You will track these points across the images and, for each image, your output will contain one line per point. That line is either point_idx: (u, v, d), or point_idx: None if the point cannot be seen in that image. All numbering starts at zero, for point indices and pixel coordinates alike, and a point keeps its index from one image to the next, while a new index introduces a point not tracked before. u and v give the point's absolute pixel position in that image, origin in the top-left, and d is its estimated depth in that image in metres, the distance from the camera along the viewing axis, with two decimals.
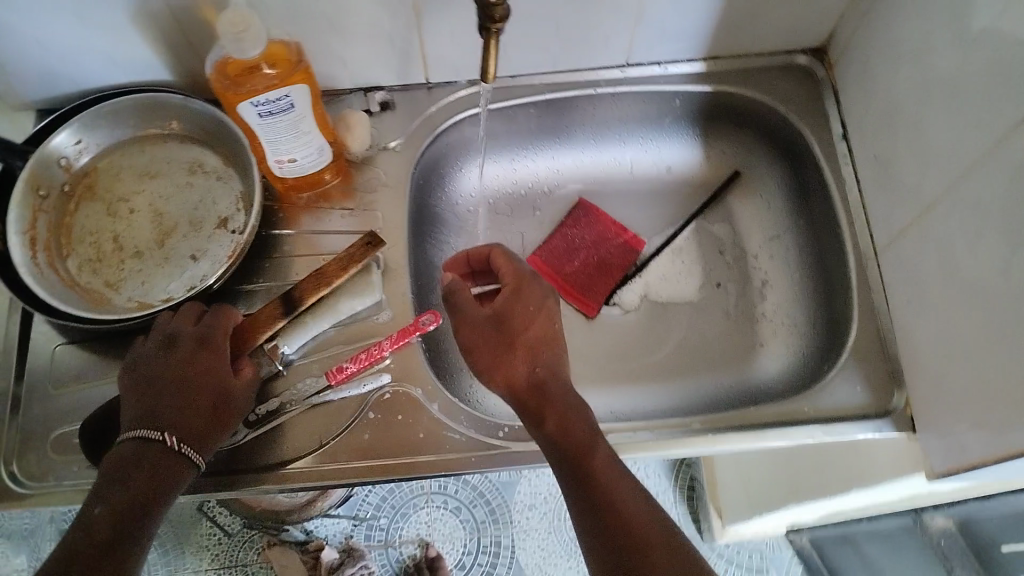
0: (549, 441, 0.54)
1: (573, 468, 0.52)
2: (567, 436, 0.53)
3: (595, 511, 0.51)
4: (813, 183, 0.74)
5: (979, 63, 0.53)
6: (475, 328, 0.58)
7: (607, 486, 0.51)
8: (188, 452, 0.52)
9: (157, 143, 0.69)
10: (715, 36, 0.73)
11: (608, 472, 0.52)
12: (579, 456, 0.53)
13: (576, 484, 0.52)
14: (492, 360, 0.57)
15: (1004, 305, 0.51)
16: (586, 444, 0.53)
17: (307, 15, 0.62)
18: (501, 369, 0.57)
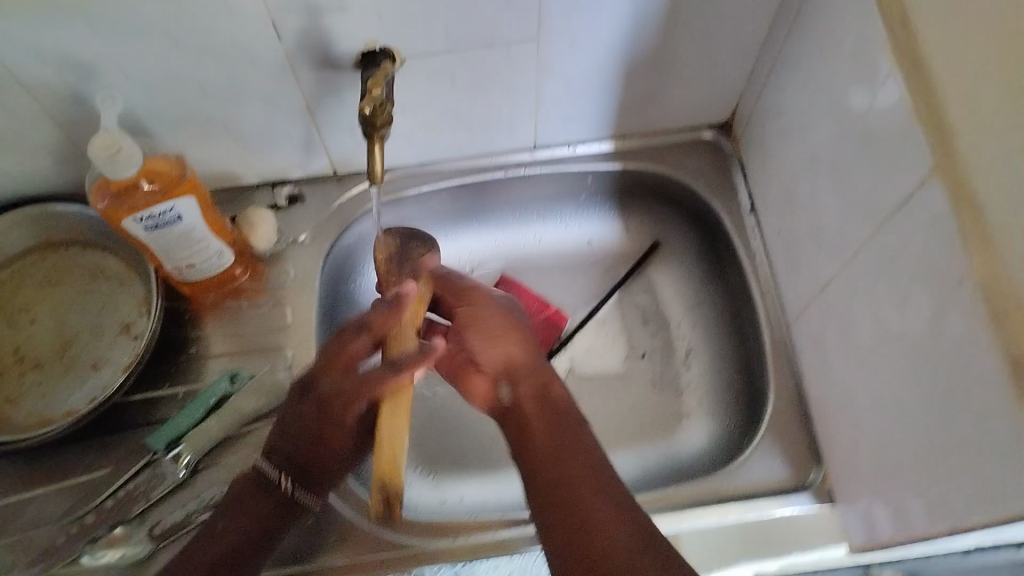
0: (545, 442, 0.52)
1: (563, 474, 0.50)
2: (563, 440, 0.52)
3: (581, 519, 0.47)
4: (726, 255, 0.76)
5: (859, 148, 0.54)
6: (491, 313, 0.58)
7: (596, 499, 0.48)
8: (301, 497, 0.55)
9: (59, 250, 0.69)
10: (618, 114, 0.73)
11: (599, 479, 0.49)
12: (572, 462, 0.50)
13: (563, 493, 0.49)
14: (506, 341, 0.57)
15: (900, 388, 0.51)
16: (581, 454, 0.51)
17: (202, 123, 0.62)
18: (514, 354, 0.56)
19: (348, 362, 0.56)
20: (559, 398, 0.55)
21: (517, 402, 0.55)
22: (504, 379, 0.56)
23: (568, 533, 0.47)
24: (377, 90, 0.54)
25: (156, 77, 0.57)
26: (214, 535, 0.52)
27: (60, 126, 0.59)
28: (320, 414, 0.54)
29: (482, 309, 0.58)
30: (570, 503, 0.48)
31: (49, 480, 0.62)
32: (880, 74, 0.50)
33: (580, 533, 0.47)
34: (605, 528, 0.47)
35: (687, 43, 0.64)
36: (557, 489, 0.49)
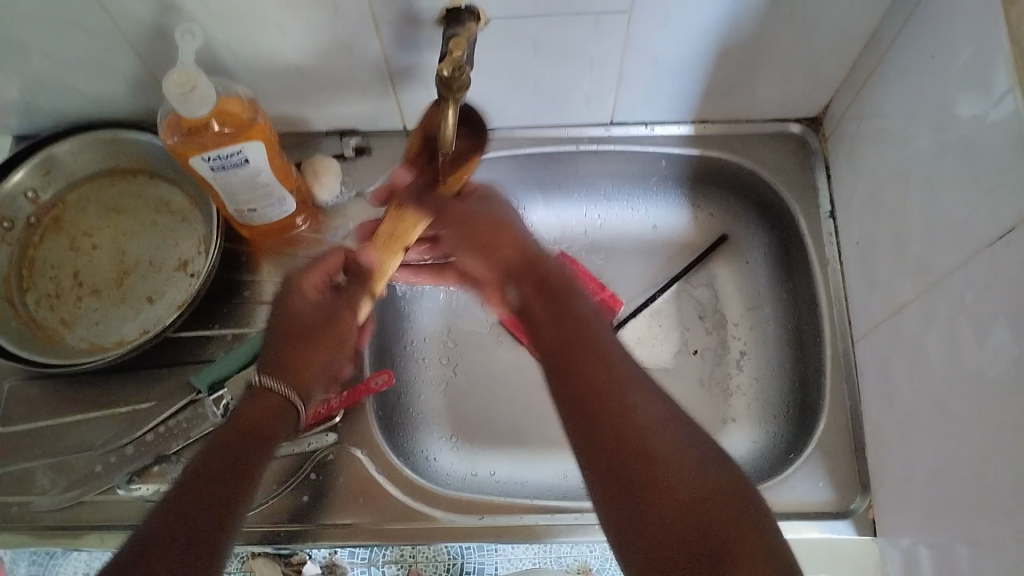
0: (546, 314, 0.54)
1: (581, 371, 0.48)
2: (572, 326, 0.52)
3: (593, 406, 0.46)
4: (796, 259, 0.73)
5: (958, 169, 0.50)
6: (482, 205, 0.60)
7: (615, 375, 0.47)
8: (290, 395, 0.55)
9: (127, 177, 0.69)
10: (703, 99, 0.70)
11: (613, 362, 0.48)
12: (575, 322, 0.52)
13: (578, 385, 0.47)
14: (493, 230, 0.60)
15: (966, 429, 0.49)
16: (594, 324, 0.52)
17: (278, 68, 0.61)
18: (501, 249, 0.59)
19: (323, 270, 0.61)
20: (556, 280, 0.57)
21: (524, 302, 0.57)
22: (508, 281, 0.59)
23: (585, 425, 0.45)
24: (459, 51, 0.51)
25: (238, 19, 0.56)
26: (212, 447, 0.49)
27: (137, 54, 0.58)
28: (286, 339, 0.56)
29: (476, 209, 0.60)
30: (580, 387, 0.47)
31: (95, 404, 0.64)
32: (997, 91, 0.46)
33: (599, 420, 0.45)
34: (624, 411, 0.45)
35: (787, 32, 0.61)
36: (574, 376, 0.48)
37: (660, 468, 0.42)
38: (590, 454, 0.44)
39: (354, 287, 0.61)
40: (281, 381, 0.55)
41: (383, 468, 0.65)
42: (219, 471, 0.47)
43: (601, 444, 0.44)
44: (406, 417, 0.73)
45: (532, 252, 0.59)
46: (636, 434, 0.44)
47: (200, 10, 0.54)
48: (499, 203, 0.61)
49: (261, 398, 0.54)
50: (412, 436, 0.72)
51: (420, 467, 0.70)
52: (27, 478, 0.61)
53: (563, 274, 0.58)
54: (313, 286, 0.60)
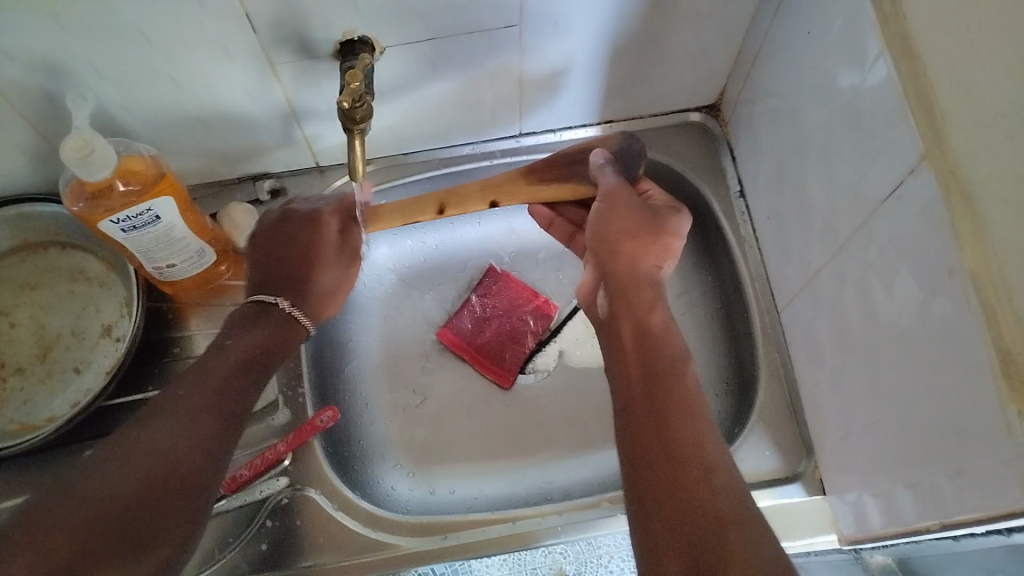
0: (642, 362, 0.54)
1: (664, 433, 0.49)
2: (654, 365, 0.53)
3: (654, 470, 0.47)
4: (716, 241, 0.75)
5: (847, 134, 0.53)
6: (622, 212, 0.59)
7: (680, 425, 0.49)
8: (299, 315, 0.62)
9: (39, 249, 0.67)
10: (605, 99, 0.72)
11: (694, 427, 0.49)
12: (664, 374, 0.53)
13: (654, 432, 0.49)
14: (623, 232, 0.59)
15: (890, 380, 0.51)
16: (674, 376, 0.52)
17: (181, 121, 0.61)
18: (619, 264, 0.59)
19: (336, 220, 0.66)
20: (660, 326, 0.56)
21: (615, 318, 0.59)
22: (602, 288, 0.61)
23: (656, 459, 0.48)
24: (356, 82, 0.51)
25: (130, 77, 0.55)
26: (224, 383, 0.54)
27: (30, 125, 0.57)
28: (296, 268, 0.63)
29: (622, 208, 0.60)
30: (652, 445, 0.49)
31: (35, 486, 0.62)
32: (869, 57, 0.49)
33: (664, 454, 0.48)
34: (703, 474, 0.46)
35: (673, 27, 0.63)
36: (650, 421, 0.50)
37: (701, 503, 0.44)
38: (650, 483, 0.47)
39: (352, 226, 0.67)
40: (305, 314, 0.63)
41: (340, 503, 0.64)
42: (230, 414, 0.52)
43: (660, 484, 0.46)
44: (357, 451, 0.72)
45: (640, 278, 0.59)
46: (703, 493, 0.45)
47: (90, 72, 0.54)
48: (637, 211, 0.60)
49: (287, 329, 0.61)
50: (365, 470, 0.71)
51: (378, 499, 0.69)
52: None
53: (667, 325, 0.57)
54: (331, 228, 0.65)
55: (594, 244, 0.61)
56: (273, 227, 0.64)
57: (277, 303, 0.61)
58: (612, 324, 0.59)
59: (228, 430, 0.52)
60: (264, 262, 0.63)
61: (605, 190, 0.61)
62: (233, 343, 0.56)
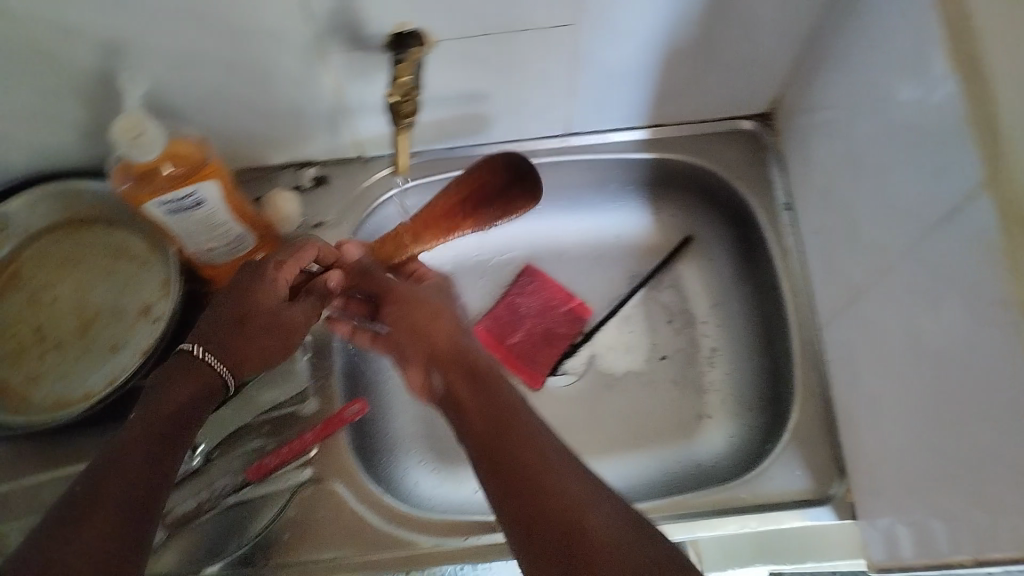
0: (476, 422, 0.54)
1: (524, 483, 0.48)
2: (502, 427, 0.52)
3: (544, 528, 0.45)
4: (758, 252, 0.74)
5: (905, 154, 0.52)
6: (418, 301, 0.63)
7: (540, 474, 0.48)
8: (210, 359, 0.54)
9: (84, 227, 0.68)
10: (652, 103, 0.71)
11: (551, 473, 0.48)
12: (506, 433, 0.51)
13: (510, 482, 0.48)
14: (433, 314, 0.62)
15: (931, 408, 0.50)
16: (516, 430, 0.52)
17: (229, 106, 0.61)
18: (436, 340, 0.61)
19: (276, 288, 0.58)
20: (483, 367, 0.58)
21: (450, 388, 0.58)
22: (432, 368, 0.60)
23: (521, 528, 0.46)
24: (406, 77, 0.53)
25: (182, 61, 0.55)
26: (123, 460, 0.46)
27: (83, 103, 0.58)
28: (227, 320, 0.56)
29: (416, 298, 0.63)
30: (524, 498, 0.47)
31: (70, 459, 0.63)
32: (933, 75, 0.47)
33: (530, 508, 0.46)
34: (580, 520, 0.45)
35: (729, 34, 0.62)
36: (510, 478, 0.48)
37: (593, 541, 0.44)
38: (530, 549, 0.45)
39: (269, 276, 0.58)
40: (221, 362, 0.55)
41: (362, 497, 0.64)
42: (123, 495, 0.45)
43: (538, 527, 0.45)
44: (382, 444, 0.72)
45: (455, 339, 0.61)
46: (584, 530, 0.44)
47: (145, 52, 0.54)
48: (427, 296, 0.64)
49: (196, 376, 0.53)
50: (390, 462, 0.71)
51: (402, 493, 0.69)
52: None
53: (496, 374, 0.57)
54: (281, 281, 0.58)
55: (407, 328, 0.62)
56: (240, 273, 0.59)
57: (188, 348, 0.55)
58: (449, 395, 0.58)
59: (143, 523, 0.45)
60: (208, 324, 0.56)
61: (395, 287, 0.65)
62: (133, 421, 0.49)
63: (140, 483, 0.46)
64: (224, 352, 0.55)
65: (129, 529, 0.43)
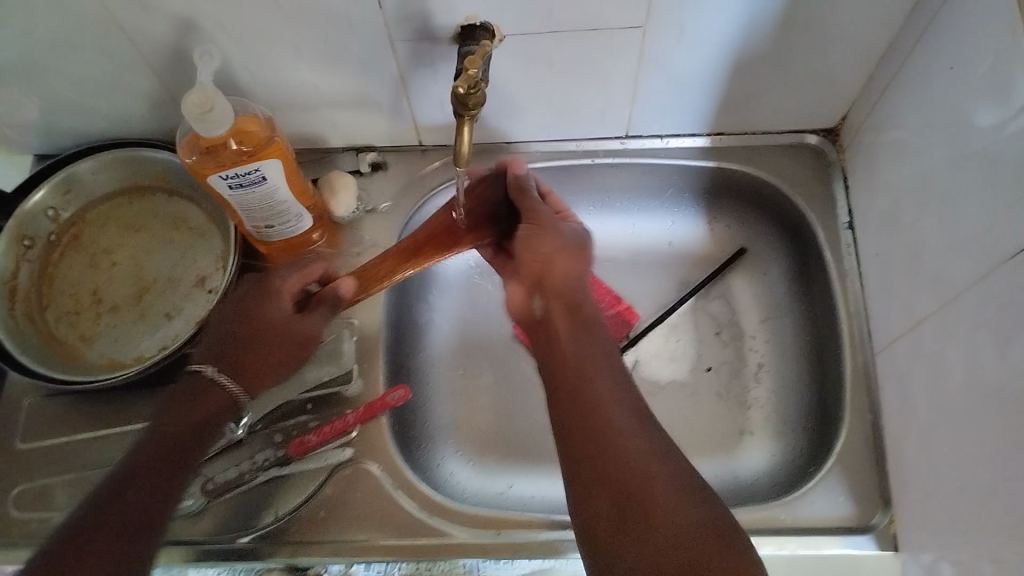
0: (570, 354, 0.56)
1: (598, 444, 0.49)
2: (587, 372, 0.54)
3: (612, 497, 0.46)
4: (814, 270, 0.72)
5: (978, 182, 0.50)
6: (544, 235, 0.62)
7: (607, 421, 0.50)
8: (223, 380, 0.58)
9: (145, 194, 0.69)
10: (717, 111, 0.70)
11: (627, 436, 0.49)
12: (578, 373, 0.54)
13: (584, 417, 0.51)
14: (557, 250, 0.61)
15: (988, 446, 0.48)
16: (594, 387, 0.52)
17: (296, 87, 0.62)
18: (549, 272, 0.61)
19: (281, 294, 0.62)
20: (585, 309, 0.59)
21: (548, 315, 0.59)
22: (537, 292, 0.61)
23: (589, 470, 0.48)
24: (474, 68, 0.51)
25: (254, 40, 0.56)
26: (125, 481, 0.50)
27: (155, 75, 0.59)
28: (240, 331, 0.60)
29: (546, 231, 0.62)
30: (595, 459, 0.48)
31: (118, 421, 0.65)
32: (1016, 103, 0.46)
33: (594, 453, 0.48)
34: (647, 492, 0.46)
35: (803, 46, 0.61)
36: (580, 444, 0.49)
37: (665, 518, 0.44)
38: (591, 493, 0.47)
39: (271, 288, 0.62)
40: (231, 377, 0.58)
41: (399, 483, 0.65)
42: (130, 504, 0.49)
43: (606, 501, 0.46)
44: (421, 432, 0.72)
45: (569, 279, 0.60)
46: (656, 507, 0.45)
47: (219, 30, 0.55)
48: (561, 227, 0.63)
49: (206, 399, 0.57)
50: (428, 450, 0.72)
51: (438, 482, 0.70)
52: (46, 495, 0.62)
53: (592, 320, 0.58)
54: (286, 293, 0.62)
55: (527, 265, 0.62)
56: (240, 289, 0.62)
57: (199, 370, 0.58)
58: (544, 321, 0.59)
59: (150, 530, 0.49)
60: (216, 336, 0.60)
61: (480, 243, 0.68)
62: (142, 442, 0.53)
63: (148, 499, 0.50)
64: (241, 366, 0.59)
65: (132, 546, 0.47)
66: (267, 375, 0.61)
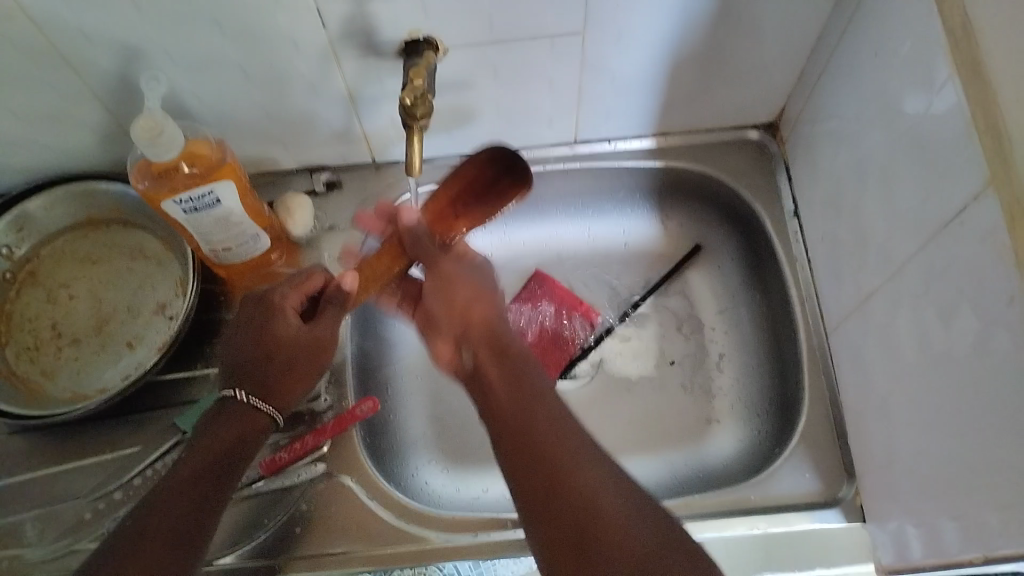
0: (503, 397, 0.54)
1: (543, 466, 0.48)
2: (526, 417, 0.52)
3: (553, 518, 0.46)
4: (765, 259, 0.75)
5: (908, 159, 0.53)
6: (462, 280, 0.60)
7: (554, 469, 0.48)
8: (257, 404, 0.57)
9: (100, 226, 0.69)
10: (661, 111, 0.72)
11: (573, 464, 0.48)
12: (529, 428, 0.51)
13: (523, 438, 0.50)
14: (469, 299, 0.60)
15: (940, 409, 0.50)
16: (537, 411, 0.52)
17: (246, 110, 0.63)
18: (475, 319, 0.59)
19: (288, 311, 0.59)
20: (516, 351, 0.58)
21: (479, 361, 0.57)
22: (464, 344, 0.59)
23: (529, 479, 0.48)
24: (419, 79, 0.53)
25: (199, 64, 0.57)
26: (168, 493, 0.51)
27: (104, 106, 0.59)
28: (262, 350, 0.57)
29: (456, 279, 0.60)
30: (533, 477, 0.48)
31: (86, 454, 0.65)
32: (937, 82, 0.48)
33: (545, 503, 0.47)
34: (592, 517, 0.45)
35: (736, 43, 0.63)
36: (527, 462, 0.49)
37: (605, 547, 0.44)
38: (553, 524, 0.46)
39: (283, 301, 0.59)
40: (267, 402, 0.58)
41: (374, 493, 0.65)
42: (170, 520, 0.50)
43: (554, 515, 0.46)
44: (393, 443, 0.73)
45: (501, 325, 0.59)
46: (597, 533, 0.44)
47: (165, 56, 0.56)
48: (480, 271, 0.62)
49: (245, 419, 0.57)
50: (401, 462, 0.72)
51: (412, 492, 0.70)
52: (16, 532, 0.61)
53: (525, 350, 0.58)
54: (291, 308, 0.59)
55: (456, 323, 0.59)
56: (250, 302, 0.61)
57: (230, 395, 0.57)
58: (475, 370, 0.57)
59: (193, 543, 0.50)
60: (236, 355, 0.58)
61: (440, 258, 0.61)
62: (186, 457, 0.54)
63: (189, 513, 0.51)
64: (281, 387, 0.58)
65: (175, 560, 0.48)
66: (302, 389, 0.60)
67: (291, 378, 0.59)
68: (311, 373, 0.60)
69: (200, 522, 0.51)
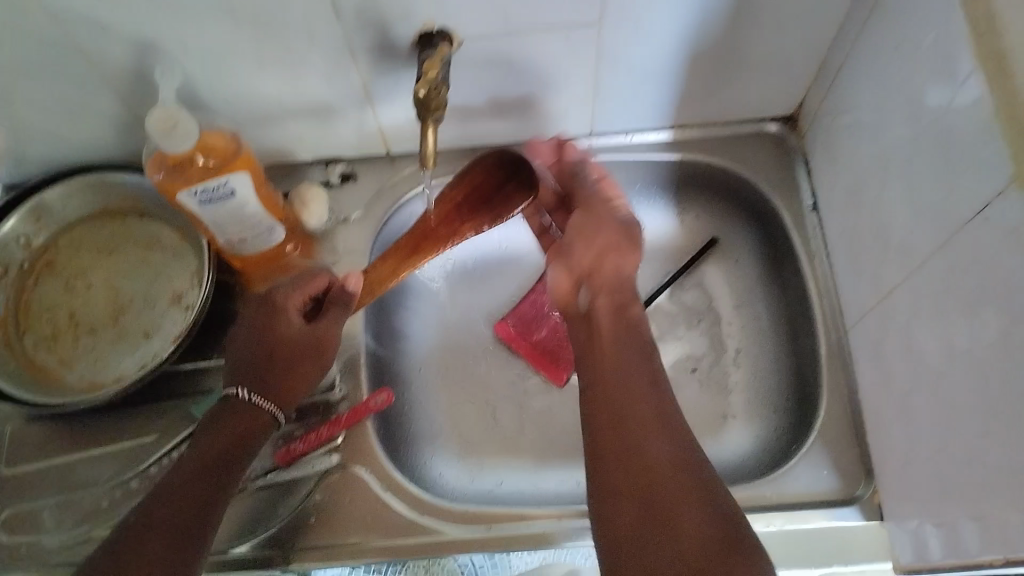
0: (607, 371, 0.55)
1: (619, 416, 0.52)
2: (627, 370, 0.55)
3: (621, 455, 0.50)
4: (784, 253, 0.74)
5: (930, 153, 0.52)
6: (603, 229, 0.64)
7: (637, 417, 0.51)
8: (256, 400, 0.59)
9: (117, 216, 0.69)
10: (679, 103, 0.71)
11: (651, 419, 0.51)
12: (638, 384, 0.54)
13: (619, 387, 0.54)
14: (602, 250, 0.64)
15: (961, 409, 0.50)
16: (643, 394, 0.53)
17: (261, 101, 0.63)
18: (600, 268, 0.63)
19: (289, 309, 0.62)
20: (631, 311, 0.60)
21: (591, 308, 0.61)
22: (583, 286, 0.63)
23: (609, 420, 0.52)
24: (433, 70, 0.53)
25: (213, 56, 0.57)
26: (173, 487, 0.52)
27: (120, 96, 0.59)
28: (264, 348, 0.60)
29: (596, 225, 0.65)
30: (619, 415, 0.52)
31: (103, 442, 0.65)
32: (961, 75, 0.47)
33: (618, 439, 0.50)
34: (648, 466, 0.48)
35: (755, 34, 0.62)
36: (616, 406, 0.52)
37: (656, 491, 0.47)
38: (609, 492, 0.48)
39: (286, 298, 0.62)
40: (270, 397, 0.60)
41: (389, 484, 0.65)
42: (174, 513, 0.50)
43: (620, 460, 0.49)
44: (406, 436, 0.73)
45: (618, 281, 0.63)
46: (652, 482, 0.47)
47: (180, 48, 0.56)
48: (619, 222, 0.65)
49: (249, 415, 0.58)
50: (415, 454, 0.72)
51: (426, 484, 0.70)
52: (34, 519, 0.62)
53: (641, 316, 0.60)
54: (292, 308, 0.62)
55: (583, 269, 0.64)
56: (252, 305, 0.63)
57: (234, 393, 0.58)
58: (586, 314, 0.61)
59: (199, 535, 0.50)
60: (239, 354, 0.61)
61: (585, 198, 0.66)
62: (190, 452, 0.55)
63: (195, 507, 0.51)
64: (284, 382, 0.60)
65: (180, 553, 0.48)
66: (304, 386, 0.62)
67: (294, 372, 0.61)
68: (312, 368, 0.62)
69: (203, 520, 0.51)
